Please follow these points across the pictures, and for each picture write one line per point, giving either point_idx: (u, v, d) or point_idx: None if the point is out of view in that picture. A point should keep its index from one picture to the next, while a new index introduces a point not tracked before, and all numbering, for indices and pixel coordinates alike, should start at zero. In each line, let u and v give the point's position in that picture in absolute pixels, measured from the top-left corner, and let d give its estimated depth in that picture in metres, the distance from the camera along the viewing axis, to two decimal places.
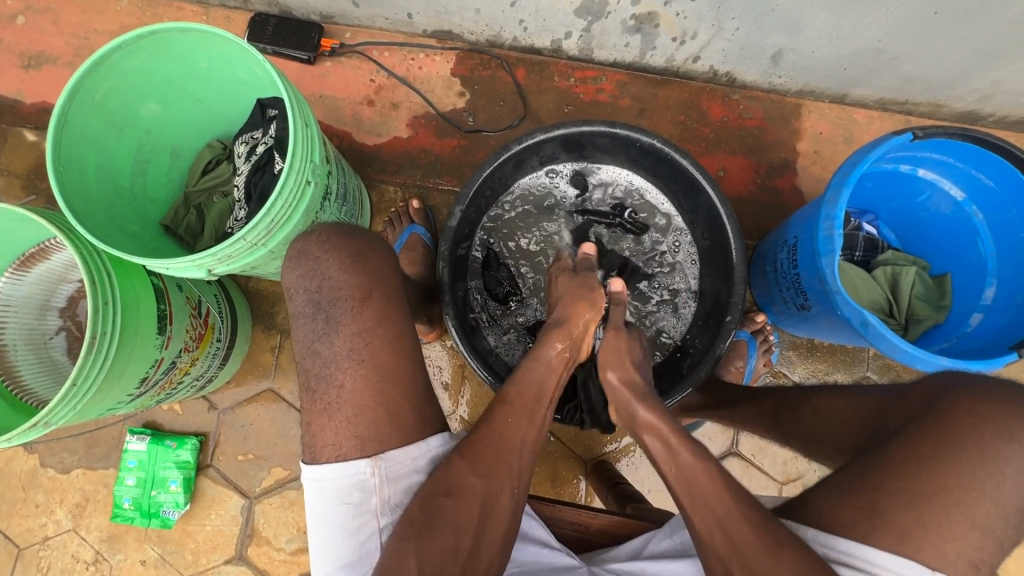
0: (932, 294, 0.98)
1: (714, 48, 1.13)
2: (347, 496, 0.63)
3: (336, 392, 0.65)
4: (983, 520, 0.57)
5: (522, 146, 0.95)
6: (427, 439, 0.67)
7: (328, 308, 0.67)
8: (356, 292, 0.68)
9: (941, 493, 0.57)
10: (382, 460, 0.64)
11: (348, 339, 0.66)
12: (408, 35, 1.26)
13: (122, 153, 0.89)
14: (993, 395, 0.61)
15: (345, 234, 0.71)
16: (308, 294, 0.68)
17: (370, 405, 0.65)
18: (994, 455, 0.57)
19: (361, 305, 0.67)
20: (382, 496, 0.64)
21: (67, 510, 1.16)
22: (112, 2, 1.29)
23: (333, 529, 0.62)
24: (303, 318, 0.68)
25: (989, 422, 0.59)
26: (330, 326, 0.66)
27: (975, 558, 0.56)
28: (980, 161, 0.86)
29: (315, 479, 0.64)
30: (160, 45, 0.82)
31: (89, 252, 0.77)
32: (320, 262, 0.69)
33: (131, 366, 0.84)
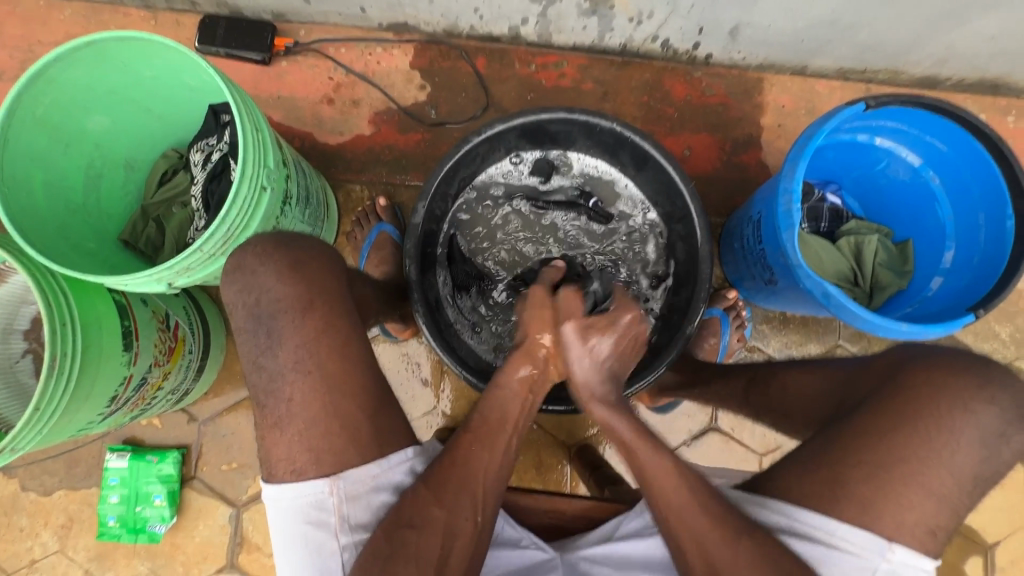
0: (895, 261, 0.99)
1: (672, 26, 1.13)
2: (306, 514, 0.64)
3: (311, 403, 0.65)
4: (938, 488, 0.60)
5: (481, 137, 0.94)
6: (389, 456, 0.67)
7: (277, 319, 0.67)
8: (297, 302, 0.67)
9: (901, 463, 0.60)
10: (341, 479, 0.64)
11: (293, 351, 0.66)
12: (364, 30, 1.24)
13: (71, 169, 0.87)
14: (953, 365, 0.63)
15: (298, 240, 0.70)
16: (274, 304, 0.67)
17: (336, 412, 0.65)
18: (949, 425, 0.60)
19: (312, 315, 0.67)
20: (341, 516, 0.64)
21: (53, 531, 1.15)
22: (55, 11, 1.25)
23: (295, 545, 0.63)
24: (245, 333, 0.68)
25: (945, 392, 0.61)
26: (273, 339, 0.66)
27: (931, 525, 0.60)
28: (933, 126, 0.87)
29: (275, 497, 0.65)
30: (100, 57, 0.79)
31: (41, 273, 0.75)
32: (257, 276, 0.68)
33: (98, 386, 0.83)
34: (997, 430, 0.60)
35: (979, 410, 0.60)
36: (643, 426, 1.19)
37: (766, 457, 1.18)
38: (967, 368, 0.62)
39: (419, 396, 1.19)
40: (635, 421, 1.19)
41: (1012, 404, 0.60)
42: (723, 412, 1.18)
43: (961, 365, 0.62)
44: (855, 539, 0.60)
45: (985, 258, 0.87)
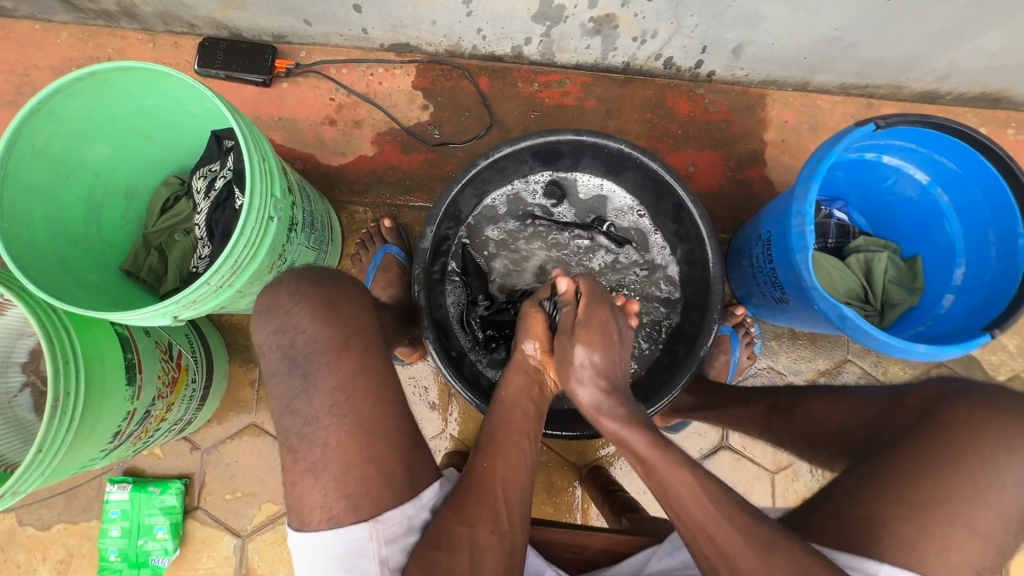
0: (905, 277, 0.99)
1: (675, 45, 1.13)
2: (345, 565, 0.60)
3: (323, 448, 0.63)
4: (983, 528, 0.57)
5: (488, 160, 0.93)
6: (420, 497, 0.66)
7: (304, 363, 0.64)
8: (333, 342, 0.65)
9: (944, 503, 0.58)
10: (379, 523, 0.62)
11: (328, 394, 0.64)
12: (366, 51, 1.23)
13: (73, 200, 0.85)
14: (993, 405, 0.61)
15: (315, 280, 0.68)
16: (283, 349, 0.65)
17: (357, 457, 0.63)
18: (995, 465, 0.58)
19: (340, 356, 0.65)
20: (381, 562, 0.61)
21: (51, 567, 1.12)
22: (51, 35, 1.24)
23: None
24: (278, 375, 0.65)
25: (989, 433, 0.60)
26: (308, 381, 0.64)
27: (977, 567, 0.57)
28: (941, 146, 0.87)
29: (306, 548, 0.61)
30: (102, 86, 0.78)
31: (45, 311, 0.73)
32: (290, 316, 0.65)
33: (100, 422, 0.81)
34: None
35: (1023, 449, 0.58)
36: None
37: (779, 474, 1.17)
38: (1003, 406, 0.61)
39: (426, 420, 1.17)
40: None
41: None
42: (733, 430, 1.18)
43: (999, 404, 0.61)
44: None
45: (997, 276, 0.87)
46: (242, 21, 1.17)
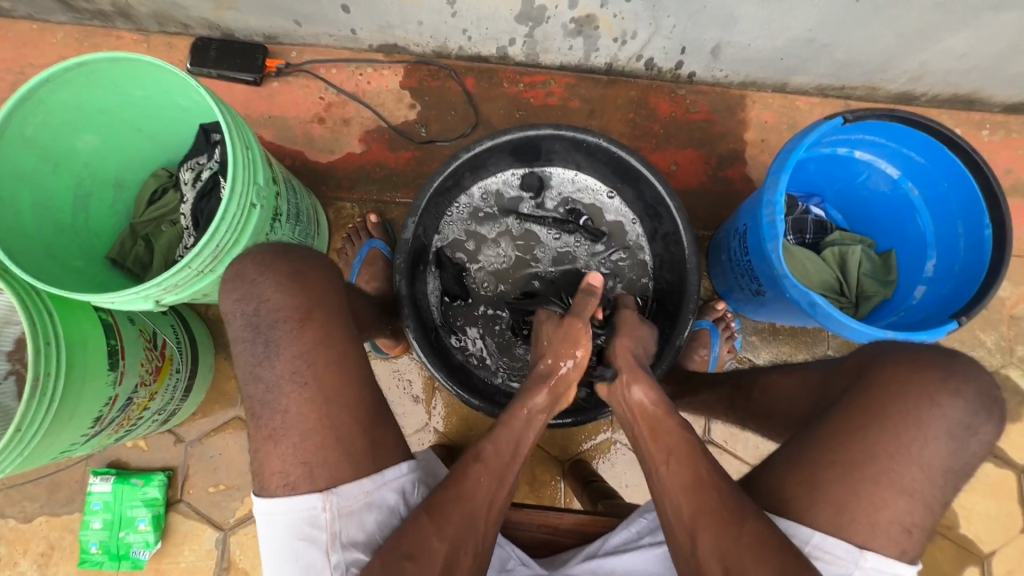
0: (880, 271, 1.01)
1: (655, 46, 1.16)
2: (298, 531, 0.63)
3: (283, 415, 0.65)
4: (909, 484, 0.61)
5: (470, 154, 0.95)
6: (382, 472, 0.67)
7: (267, 331, 0.66)
8: (295, 312, 0.67)
9: (871, 461, 0.61)
10: (334, 495, 0.63)
11: (289, 361, 0.66)
12: (355, 51, 1.27)
13: (60, 188, 0.87)
14: (918, 361, 0.65)
15: (281, 254, 0.71)
16: (247, 315, 0.67)
17: (319, 426, 0.64)
18: (918, 420, 0.61)
19: (300, 326, 0.67)
20: (333, 532, 0.63)
21: (32, 560, 1.12)
22: (48, 35, 1.27)
23: (286, 561, 0.62)
24: (243, 343, 0.67)
25: (911, 388, 0.63)
26: (270, 348, 0.66)
27: (906, 523, 0.60)
28: (910, 140, 0.90)
29: (269, 512, 0.63)
30: (91, 77, 0.80)
31: (28, 293, 0.74)
32: (255, 286, 0.68)
33: (81, 407, 0.81)
34: (964, 422, 0.61)
35: (944, 403, 0.61)
36: None
37: None
38: (932, 362, 0.64)
39: (411, 413, 1.18)
40: None
41: (976, 395, 0.62)
42: (716, 423, 1.18)
43: (927, 360, 0.64)
44: (828, 546, 0.60)
45: (966, 266, 0.89)
46: (234, 22, 1.20)
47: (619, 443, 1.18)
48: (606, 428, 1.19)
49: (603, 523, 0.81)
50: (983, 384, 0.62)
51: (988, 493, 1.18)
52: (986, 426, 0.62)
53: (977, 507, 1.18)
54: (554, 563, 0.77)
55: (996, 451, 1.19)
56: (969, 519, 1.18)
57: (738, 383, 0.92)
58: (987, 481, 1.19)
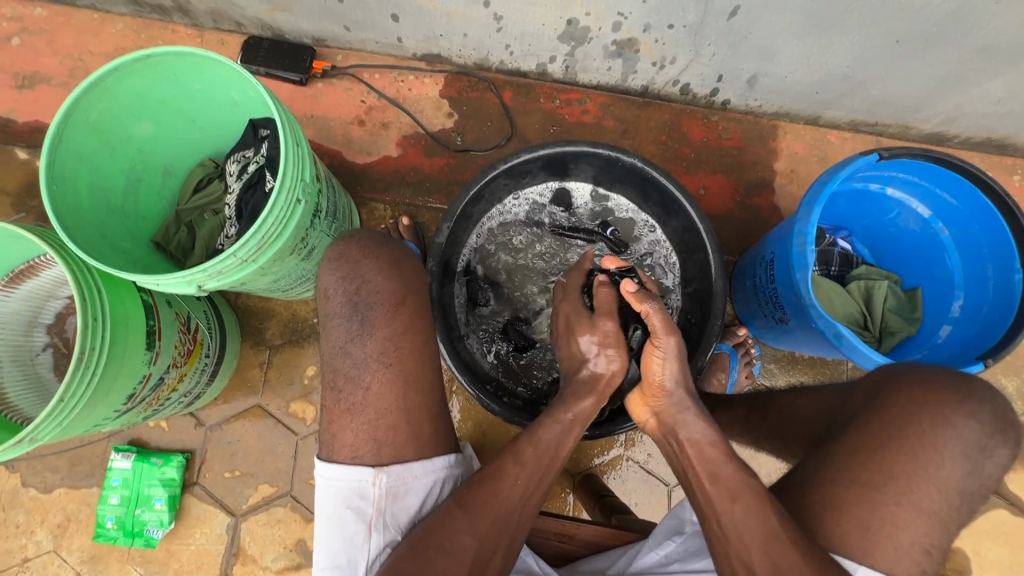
0: (905, 308, 1.02)
1: (693, 72, 1.18)
2: (349, 500, 0.67)
3: (366, 391, 0.69)
4: (927, 505, 0.61)
5: (508, 165, 0.97)
6: (432, 459, 0.70)
7: (364, 310, 0.71)
8: (391, 297, 0.72)
9: (890, 482, 0.62)
10: (386, 472, 0.67)
11: (380, 341, 0.70)
12: (399, 58, 1.30)
13: (115, 172, 0.91)
14: (932, 382, 0.66)
15: (382, 242, 0.76)
16: (348, 294, 0.72)
17: (395, 407, 0.69)
18: (934, 441, 0.62)
19: (395, 311, 0.72)
20: (379, 508, 0.67)
21: (48, 530, 1.14)
22: (107, 25, 1.32)
23: (331, 527, 0.66)
24: (338, 319, 0.71)
25: (928, 409, 0.64)
26: (365, 327, 0.71)
27: (925, 545, 0.60)
28: (943, 180, 0.91)
29: (326, 474, 0.68)
30: (155, 68, 0.84)
31: (80, 269, 0.78)
32: (360, 266, 0.73)
33: (118, 383, 0.84)
34: (979, 443, 0.62)
35: (960, 424, 0.62)
36: (647, 458, 1.19)
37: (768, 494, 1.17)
38: (949, 385, 0.65)
39: None
40: (640, 453, 1.19)
41: (990, 419, 0.63)
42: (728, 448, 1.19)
43: (942, 382, 0.65)
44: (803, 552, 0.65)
45: (993, 309, 0.90)
46: (286, 23, 1.24)
47: (630, 460, 1.19)
48: (618, 444, 1.19)
49: (616, 537, 0.81)
50: (998, 408, 0.63)
51: (1003, 540, 1.17)
52: (1001, 450, 0.63)
53: (990, 554, 1.16)
54: None
55: (1012, 498, 1.18)
56: (981, 565, 1.16)
57: (753, 403, 0.94)
58: (1001, 528, 1.17)
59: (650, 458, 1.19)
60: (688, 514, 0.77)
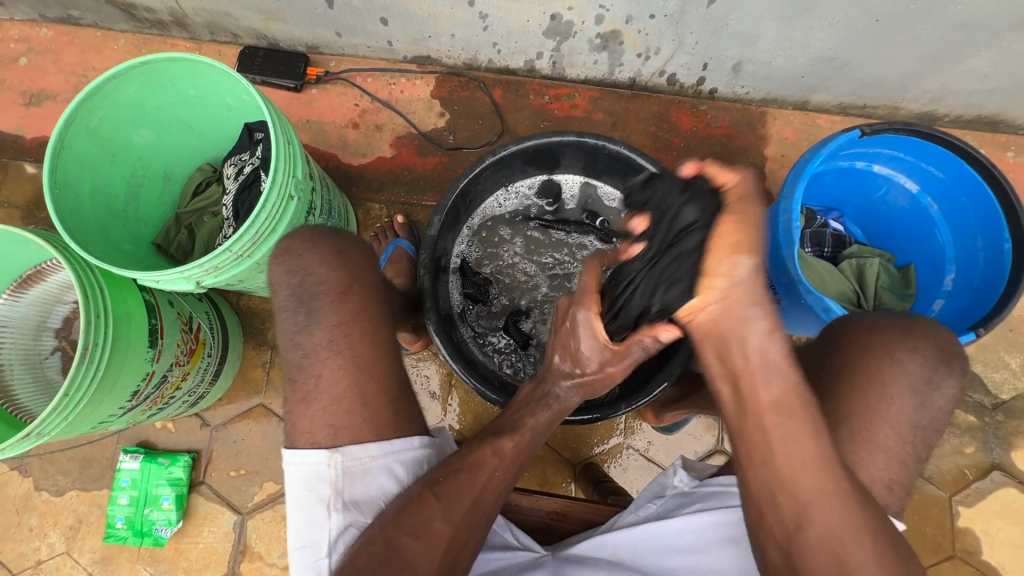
0: (898, 284, 1.01)
1: (678, 62, 1.20)
2: (307, 483, 0.68)
3: (318, 378, 0.70)
4: (881, 441, 0.66)
5: (496, 157, 0.99)
6: (389, 441, 0.71)
7: (310, 301, 0.72)
8: (337, 286, 0.73)
9: (843, 423, 0.67)
10: (340, 454, 0.68)
11: (328, 331, 0.71)
12: (391, 62, 1.33)
13: (116, 177, 0.94)
14: (879, 323, 0.70)
15: (329, 234, 0.77)
16: (292, 287, 0.73)
17: (349, 392, 0.70)
18: (883, 379, 0.67)
19: (341, 300, 0.73)
20: (337, 489, 0.68)
21: (61, 532, 1.16)
22: (110, 41, 1.37)
23: (295, 510, 0.67)
24: (285, 310, 0.73)
25: (872, 347, 0.68)
26: (312, 319, 0.72)
27: (886, 480, 0.66)
28: (927, 155, 0.92)
29: (285, 458, 0.69)
30: (151, 75, 0.87)
31: (82, 268, 0.80)
32: (303, 259, 0.73)
33: (122, 379, 0.86)
34: (923, 375, 0.66)
35: (904, 359, 0.66)
36: (648, 445, 1.19)
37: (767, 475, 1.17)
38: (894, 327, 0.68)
39: (426, 409, 1.20)
40: (640, 440, 1.19)
41: (932, 351, 0.66)
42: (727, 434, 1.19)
43: (888, 323, 0.69)
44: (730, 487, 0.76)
45: (984, 280, 0.90)
46: (280, 32, 1.28)
47: (630, 448, 1.19)
48: (617, 432, 1.20)
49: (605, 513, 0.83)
50: (940, 341, 0.66)
51: (1013, 520, 1.15)
52: (947, 380, 0.66)
53: (1000, 534, 1.15)
54: (556, 547, 0.79)
55: (1021, 476, 1.16)
56: (991, 545, 1.15)
57: None
58: (1010, 507, 1.16)
59: (650, 445, 1.19)
60: (668, 478, 0.81)
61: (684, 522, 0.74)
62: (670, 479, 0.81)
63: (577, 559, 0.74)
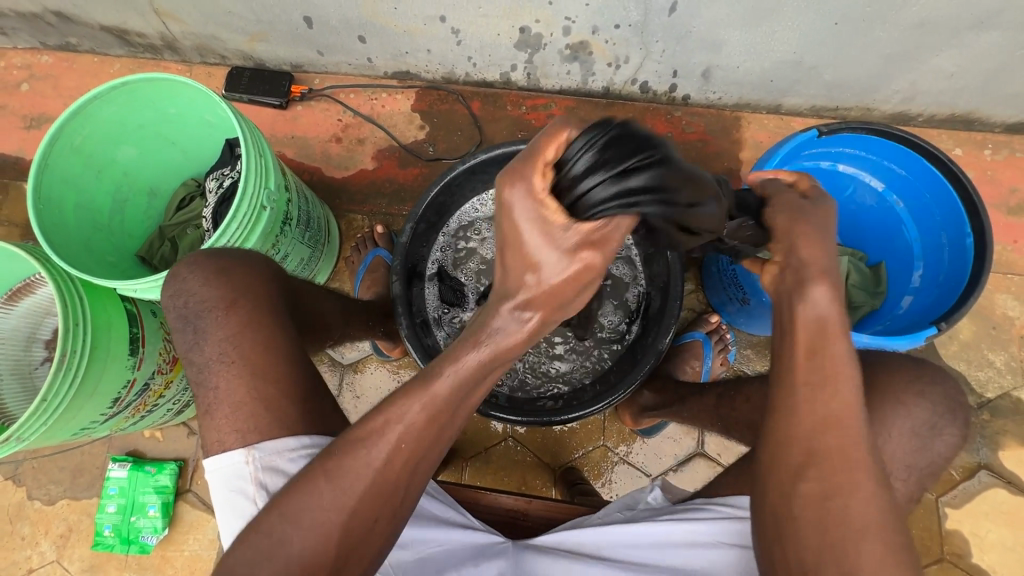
0: (869, 282, 1.01)
1: (648, 69, 1.22)
2: (231, 484, 0.68)
3: (213, 391, 0.72)
4: None
5: (466, 166, 1.02)
6: (306, 435, 0.71)
7: (194, 320, 0.75)
8: (221, 302, 0.75)
9: None
10: (256, 450, 0.68)
11: (217, 343, 0.73)
12: (372, 78, 1.38)
13: (101, 192, 0.99)
14: None
15: (215, 254, 0.80)
16: (179, 308, 0.77)
17: (247, 398, 0.70)
18: None
19: (226, 312, 0.74)
20: (258, 485, 0.67)
21: (52, 540, 1.19)
22: (106, 66, 1.43)
23: (225, 511, 0.68)
24: (177, 332, 0.76)
25: None
26: (199, 335, 0.74)
27: None
28: (888, 153, 0.92)
29: (206, 467, 0.69)
30: (132, 95, 0.92)
31: (62, 277, 0.84)
32: (184, 283, 0.77)
33: (102, 386, 0.89)
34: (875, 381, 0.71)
35: None
36: (630, 450, 1.19)
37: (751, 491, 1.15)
38: None
39: None
40: (622, 446, 1.19)
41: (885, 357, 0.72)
42: (709, 437, 1.19)
43: None
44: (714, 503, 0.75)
45: (949, 276, 0.90)
46: (265, 53, 1.33)
47: (613, 454, 1.19)
48: (601, 439, 1.20)
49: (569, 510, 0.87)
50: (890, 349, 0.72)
51: (1002, 521, 1.13)
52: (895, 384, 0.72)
53: (991, 536, 1.13)
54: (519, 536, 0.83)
55: (1009, 476, 1.14)
56: (981, 548, 1.12)
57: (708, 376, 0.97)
58: (1000, 508, 1.13)
59: (632, 450, 1.19)
60: (643, 495, 0.83)
61: (643, 529, 0.75)
62: (646, 496, 0.82)
63: (537, 549, 0.76)
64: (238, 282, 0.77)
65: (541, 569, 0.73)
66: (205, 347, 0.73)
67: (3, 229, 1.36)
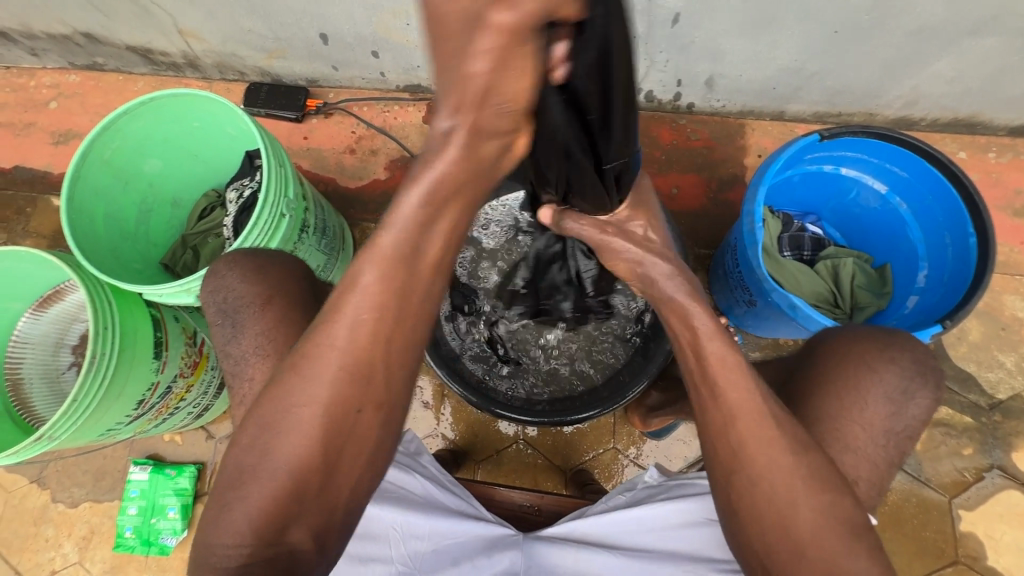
0: (875, 283, 1.03)
1: (653, 79, 1.25)
2: None
3: (249, 383, 0.75)
4: (854, 442, 0.72)
5: None
6: None
7: (233, 314, 0.79)
8: (257, 298, 0.79)
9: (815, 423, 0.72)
10: None
11: (252, 337, 0.76)
12: (384, 91, 1.42)
13: (128, 203, 1.03)
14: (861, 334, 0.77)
15: (252, 253, 0.83)
16: (218, 304, 0.80)
17: None
18: (859, 383, 0.73)
19: (261, 309, 0.78)
20: None
21: (74, 542, 1.22)
22: (130, 84, 1.49)
23: None
24: (215, 326, 0.79)
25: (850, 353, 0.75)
26: (237, 329, 0.78)
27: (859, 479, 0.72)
28: (890, 156, 0.94)
29: None
30: (159, 109, 0.96)
31: (92, 283, 0.88)
32: (224, 279, 0.80)
33: (128, 388, 0.92)
34: (900, 386, 0.73)
35: (882, 369, 0.73)
36: (640, 452, 1.20)
37: None
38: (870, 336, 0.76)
39: (420, 418, 1.24)
40: (633, 448, 1.20)
41: (910, 363, 0.74)
42: None
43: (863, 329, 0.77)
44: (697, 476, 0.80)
45: (954, 276, 0.92)
46: (282, 68, 1.38)
47: (623, 456, 1.20)
48: (611, 440, 1.21)
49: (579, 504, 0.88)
50: (917, 353, 0.75)
51: (1018, 524, 1.12)
52: (920, 392, 0.74)
53: (1008, 539, 1.12)
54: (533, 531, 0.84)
55: (1022, 478, 1.14)
56: (997, 550, 1.12)
57: None
58: (1014, 510, 1.13)
59: (642, 452, 1.20)
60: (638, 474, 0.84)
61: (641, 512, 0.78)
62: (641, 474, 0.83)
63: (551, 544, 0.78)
64: (276, 281, 0.80)
65: (551, 559, 0.76)
66: (243, 340, 0.77)
67: (31, 241, 1.42)
